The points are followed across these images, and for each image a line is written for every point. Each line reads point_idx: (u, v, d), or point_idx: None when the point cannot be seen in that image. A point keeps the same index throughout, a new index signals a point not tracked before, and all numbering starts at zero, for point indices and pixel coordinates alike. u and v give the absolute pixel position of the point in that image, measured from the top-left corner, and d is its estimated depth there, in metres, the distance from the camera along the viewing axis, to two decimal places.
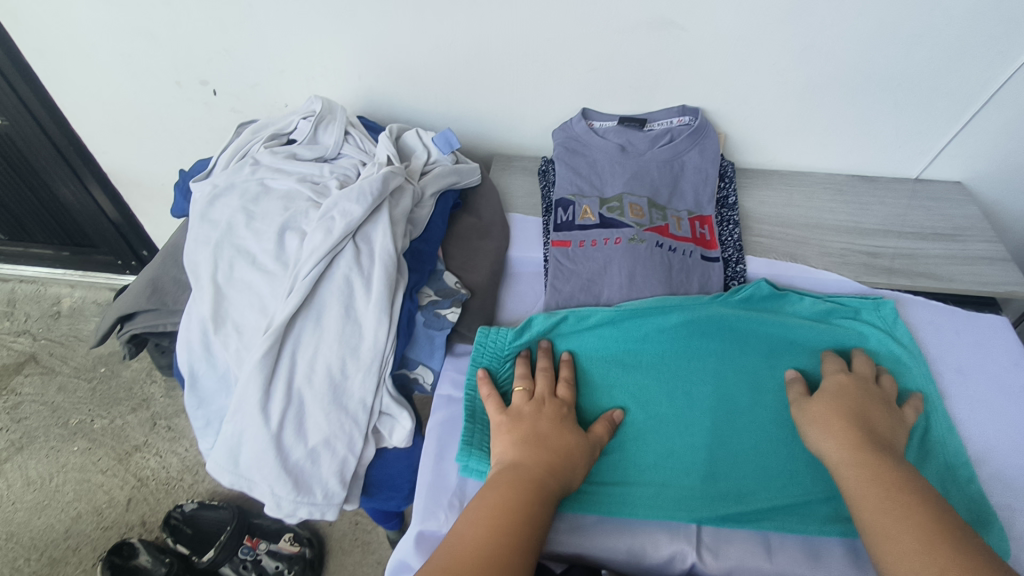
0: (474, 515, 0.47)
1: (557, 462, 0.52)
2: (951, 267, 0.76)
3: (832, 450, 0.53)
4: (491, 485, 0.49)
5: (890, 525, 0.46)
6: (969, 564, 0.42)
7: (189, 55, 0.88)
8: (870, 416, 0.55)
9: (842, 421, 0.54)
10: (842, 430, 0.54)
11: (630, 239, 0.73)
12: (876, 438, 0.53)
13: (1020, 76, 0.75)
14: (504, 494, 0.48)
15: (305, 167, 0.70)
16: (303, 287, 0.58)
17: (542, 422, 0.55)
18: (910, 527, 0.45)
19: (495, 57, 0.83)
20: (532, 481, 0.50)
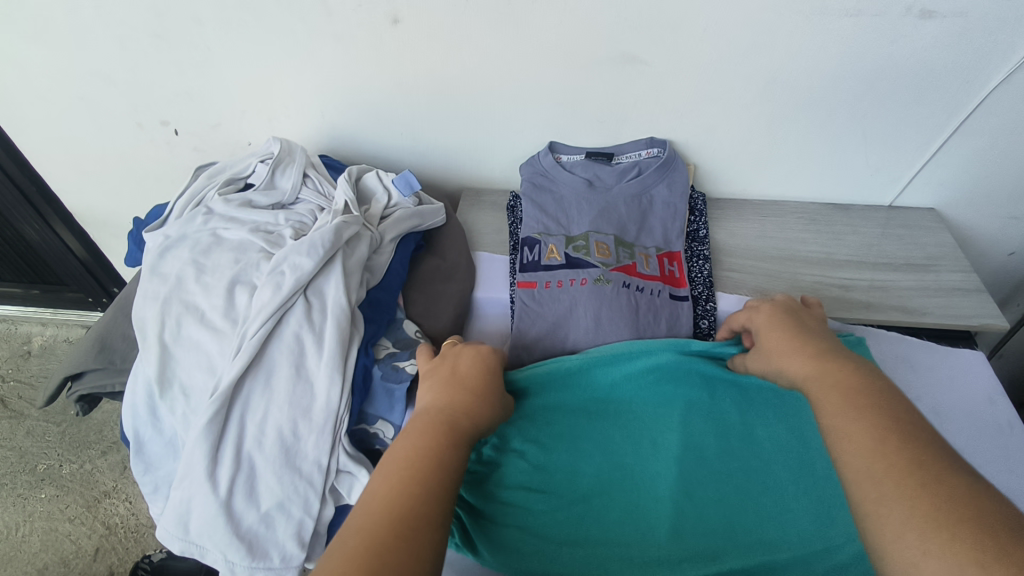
0: (388, 465, 0.42)
1: (469, 406, 0.49)
2: (924, 300, 0.75)
3: (798, 371, 0.49)
4: (409, 431, 0.46)
5: (851, 424, 0.42)
6: (932, 460, 0.38)
7: (147, 96, 0.86)
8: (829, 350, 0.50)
9: (805, 354, 0.50)
10: (803, 356, 0.50)
11: (596, 280, 0.71)
12: (825, 347, 0.50)
13: (989, 105, 0.74)
14: (417, 447, 0.44)
15: (259, 215, 0.68)
16: (250, 347, 0.56)
17: (463, 361, 0.54)
18: (868, 426, 0.41)
19: (458, 94, 0.81)
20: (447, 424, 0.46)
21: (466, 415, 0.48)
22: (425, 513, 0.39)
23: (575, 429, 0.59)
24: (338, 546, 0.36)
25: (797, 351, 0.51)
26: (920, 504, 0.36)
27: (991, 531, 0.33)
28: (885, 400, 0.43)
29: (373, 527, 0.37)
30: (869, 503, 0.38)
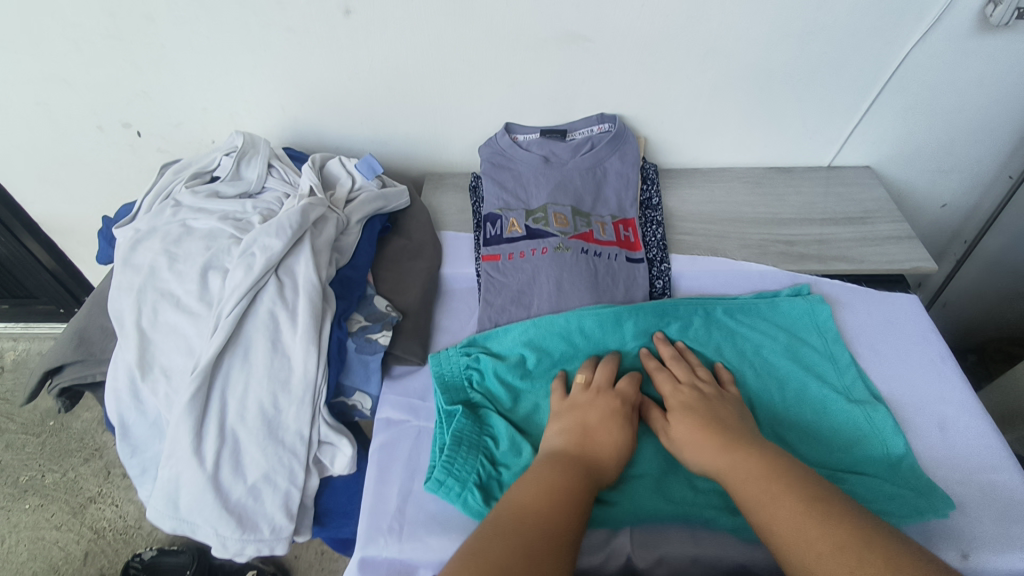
0: (531, 485, 0.49)
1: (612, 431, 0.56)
2: (861, 249, 0.80)
3: (707, 463, 0.53)
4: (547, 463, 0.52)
5: (772, 507, 0.46)
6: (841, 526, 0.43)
7: (109, 99, 0.88)
8: (726, 419, 0.57)
9: (787, 497, 0.46)
10: (715, 448, 0.54)
11: (556, 248, 0.75)
12: (733, 432, 0.55)
13: (907, 66, 0.80)
14: (549, 482, 0.49)
15: (226, 204, 0.71)
16: (227, 325, 0.59)
17: (590, 413, 0.58)
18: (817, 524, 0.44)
19: (414, 80, 0.85)
20: (586, 462, 0.53)
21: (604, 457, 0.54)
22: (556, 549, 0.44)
23: None
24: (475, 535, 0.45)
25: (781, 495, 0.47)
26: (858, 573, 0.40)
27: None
28: (810, 487, 0.47)
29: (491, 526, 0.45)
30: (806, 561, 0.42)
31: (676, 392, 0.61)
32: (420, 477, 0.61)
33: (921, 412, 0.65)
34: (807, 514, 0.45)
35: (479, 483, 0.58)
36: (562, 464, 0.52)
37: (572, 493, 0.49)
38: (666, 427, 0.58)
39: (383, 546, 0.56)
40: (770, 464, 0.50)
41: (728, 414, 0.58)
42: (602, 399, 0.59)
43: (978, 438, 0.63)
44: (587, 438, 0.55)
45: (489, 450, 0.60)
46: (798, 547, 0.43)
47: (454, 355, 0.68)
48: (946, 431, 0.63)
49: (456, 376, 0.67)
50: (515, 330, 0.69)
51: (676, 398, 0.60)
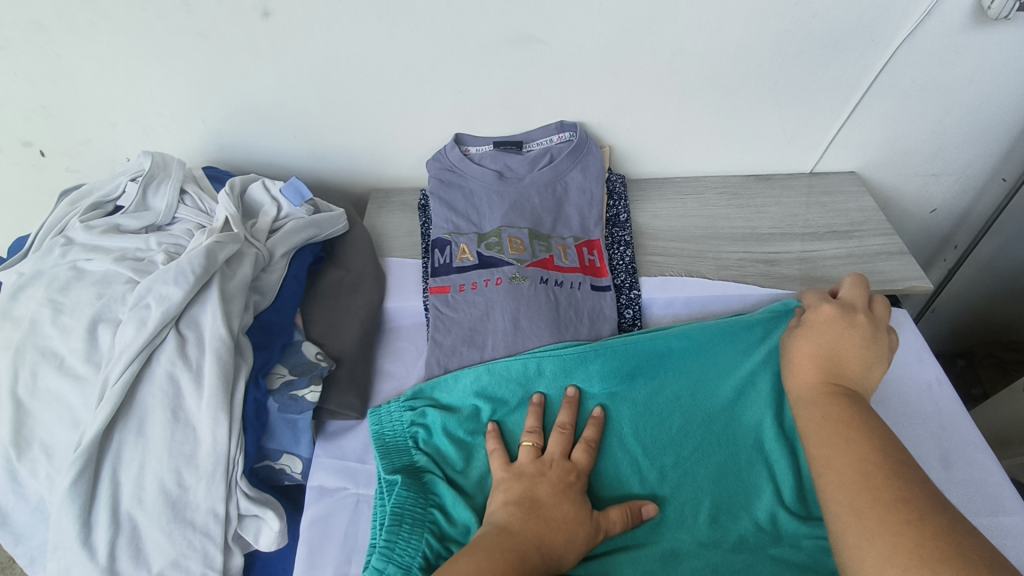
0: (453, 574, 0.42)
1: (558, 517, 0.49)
2: (849, 268, 0.73)
3: (801, 389, 0.52)
4: (475, 546, 0.45)
5: (834, 458, 0.44)
6: (906, 493, 0.39)
7: (1, 115, 0.77)
8: (859, 356, 0.52)
9: (853, 449, 0.44)
10: (810, 373, 0.52)
11: (512, 279, 0.66)
12: (843, 375, 0.51)
13: (894, 65, 0.73)
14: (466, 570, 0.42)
15: (126, 242, 0.61)
16: (115, 393, 0.50)
17: (539, 485, 0.51)
18: (851, 463, 0.43)
19: (350, 89, 0.75)
20: (516, 552, 0.45)
21: (540, 547, 0.46)
22: None
23: None
24: None
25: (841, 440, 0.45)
26: (903, 545, 0.36)
27: (914, 541, 0.36)
28: (881, 444, 0.44)
29: None
30: (851, 539, 0.39)
31: (819, 305, 0.57)
32: (358, 557, 0.53)
33: (921, 447, 0.58)
34: (869, 472, 0.41)
35: (425, 567, 0.50)
36: (487, 551, 0.44)
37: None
38: (794, 339, 0.56)
39: None
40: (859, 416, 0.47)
41: (859, 348, 0.52)
42: (547, 475, 0.52)
43: (983, 476, 0.56)
44: (523, 521, 0.48)
45: (438, 524, 0.53)
46: (842, 491, 0.41)
47: (396, 411, 0.60)
48: (952, 471, 0.56)
49: (399, 437, 0.59)
50: (464, 377, 0.60)
51: (819, 312, 0.56)
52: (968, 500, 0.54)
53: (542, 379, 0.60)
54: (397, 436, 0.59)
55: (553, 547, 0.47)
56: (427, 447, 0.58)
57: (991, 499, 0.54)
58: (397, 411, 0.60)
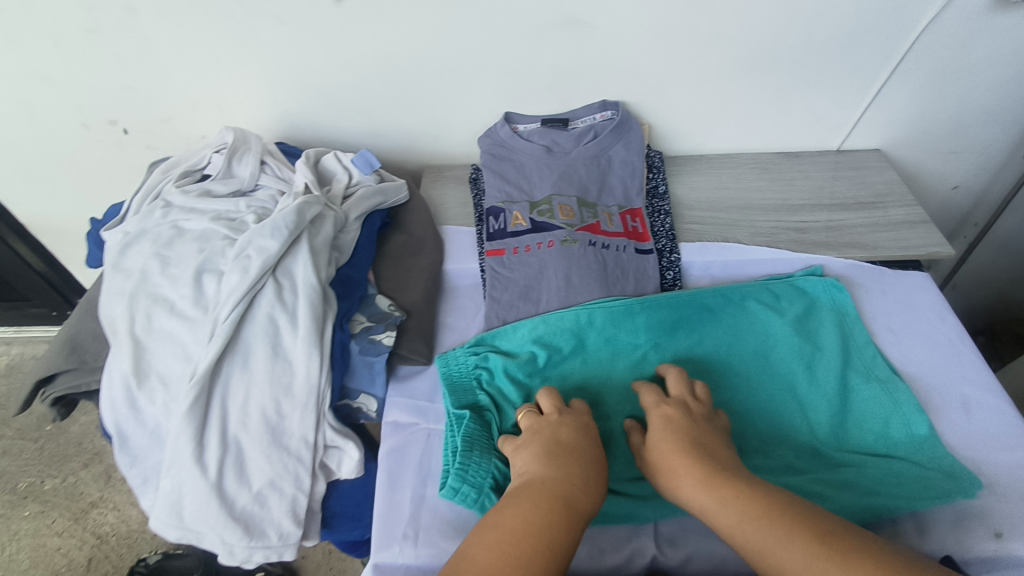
0: (492, 537, 0.42)
1: (581, 470, 0.48)
2: (875, 235, 0.78)
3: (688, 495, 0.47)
4: (513, 502, 0.44)
5: (776, 551, 0.40)
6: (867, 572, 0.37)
7: (93, 96, 0.85)
8: (711, 442, 0.51)
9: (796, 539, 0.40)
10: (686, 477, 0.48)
11: (563, 241, 0.72)
12: (706, 464, 0.48)
13: (919, 46, 0.78)
14: (513, 516, 0.43)
15: (219, 204, 0.68)
16: (225, 330, 0.57)
17: (562, 432, 0.52)
18: (798, 551, 0.40)
19: (410, 70, 0.82)
20: (561, 500, 0.44)
21: (580, 487, 0.46)
22: None
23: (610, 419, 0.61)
24: None
25: (777, 532, 0.41)
26: None
27: None
28: (810, 526, 0.41)
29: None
30: None
31: (657, 409, 0.55)
32: (433, 481, 0.60)
33: (942, 391, 0.63)
34: (824, 558, 0.39)
35: (496, 487, 0.56)
36: (533, 505, 0.44)
37: (550, 538, 0.41)
38: (647, 450, 0.52)
39: (399, 554, 0.55)
40: (726, 472, 0.47)
41: (704, 435, 0.51)
42: (558, 435, 0.51)
43: (1002, 418, 0.60)
44: (551, 471, 0.47)
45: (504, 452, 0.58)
46: None
47: (461, 356, 0.66)
48: (971, 413, 0.61)
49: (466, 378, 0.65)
50: (523, 327, 0.67)
51: (660, 415, 0.54)
52: (986, 437, 0.59)
53: (596, 328, 0.66)
54: (461, 378, 0.65)
55: (585, 490, 0.46)
56: (490, 388, 0.63)
57: (1006, 435, 0.59)
58: (461, 356, 0.66)
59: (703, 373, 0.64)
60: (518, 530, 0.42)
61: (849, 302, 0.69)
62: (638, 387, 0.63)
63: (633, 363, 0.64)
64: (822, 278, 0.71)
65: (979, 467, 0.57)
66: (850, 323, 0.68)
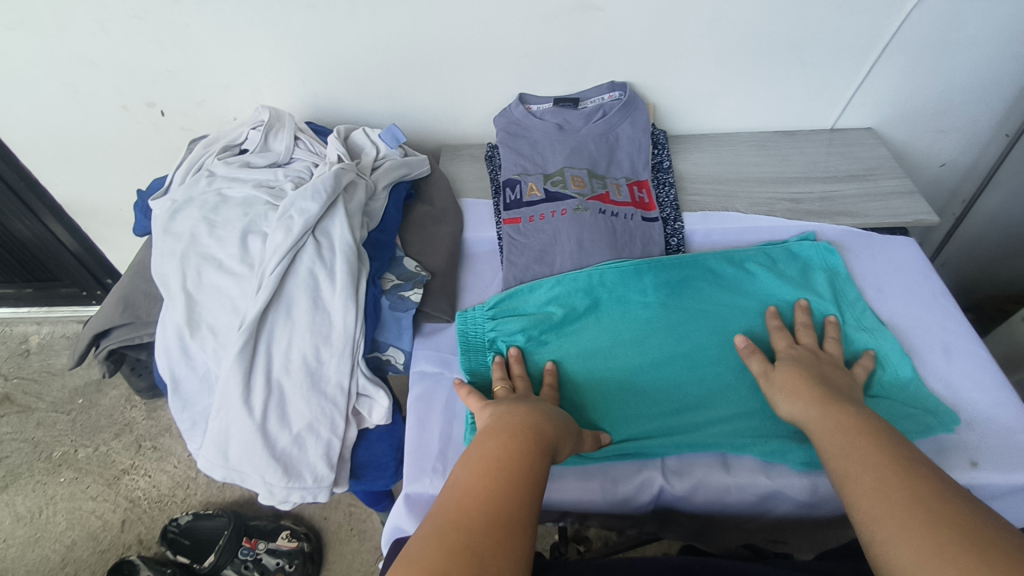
0: (473, 462, 0.45)
1: (550, 421, 0.52)
2: (866, 204, 0.83)
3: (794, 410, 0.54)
4: (489, 434, 0.48)
5: (852, 452, 0.47)
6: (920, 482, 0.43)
7: (133, 79, 0.90)
8: (831, 379, 0.58)
9: (871, 450, 0.46)
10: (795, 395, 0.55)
11: (575, 210, 0.78)
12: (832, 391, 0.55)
13: (907, 27, 0.83)
14: (485, 447, 0.46)
15: (259, 174, 0.74)
16: (271, 282, 0.62)
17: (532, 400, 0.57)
18: (869, 457, 0.46)
19: (430, 53, 0.87)
20: (523, 429, 0.49)
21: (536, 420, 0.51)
22: (524, 506, 0.41)
23: (617, 372, 0.66)
24: (444, 502, 0.42)
25: (850, 441, 0.48)
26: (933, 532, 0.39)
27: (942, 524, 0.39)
28: (887, 442, 0.47)
29: (459, 506, 0.41)
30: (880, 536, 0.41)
31: (793, 347, 0.62)
32: (458, 422, 0.65)
33: (925, 342, 0.69)
34: (887, 465, 0.44)
35: None
36: (497, 437, 0.47)
37: (525, 460, 0.45)
38: (767, 373, 0.60)
39: (428, 485, 0.61)
40: (838, 399, 0.53)
41: (835, 374, 0.58)
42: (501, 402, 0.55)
43: (979, 363, 0.66)
44: (506, 414, 0.51)
45: None
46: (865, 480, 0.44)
47: (479, 318, 0.71)
48: (952, 360, 0.67)
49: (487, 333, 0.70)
50: (539, 288, 0.72)
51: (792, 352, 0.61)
52: (965, 380, 0.65)
53: (606, 289, 0.72)
54: (478, 337, 0.69)
55: (542, 424, 0.51)
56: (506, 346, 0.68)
57: (983, 379, 0.65)
58: (478, 317, 0.71)
59: (706, 327, 0.69)
60: (494, 456, 0.45)
61: (840, 263, 0.75)
62: (645, 340, 0.68)
63: (642, 318, 0.70)
64: (815, 243, 0.77)
65: (959, 406, 0.63)
66: (842, 284, 0.73)
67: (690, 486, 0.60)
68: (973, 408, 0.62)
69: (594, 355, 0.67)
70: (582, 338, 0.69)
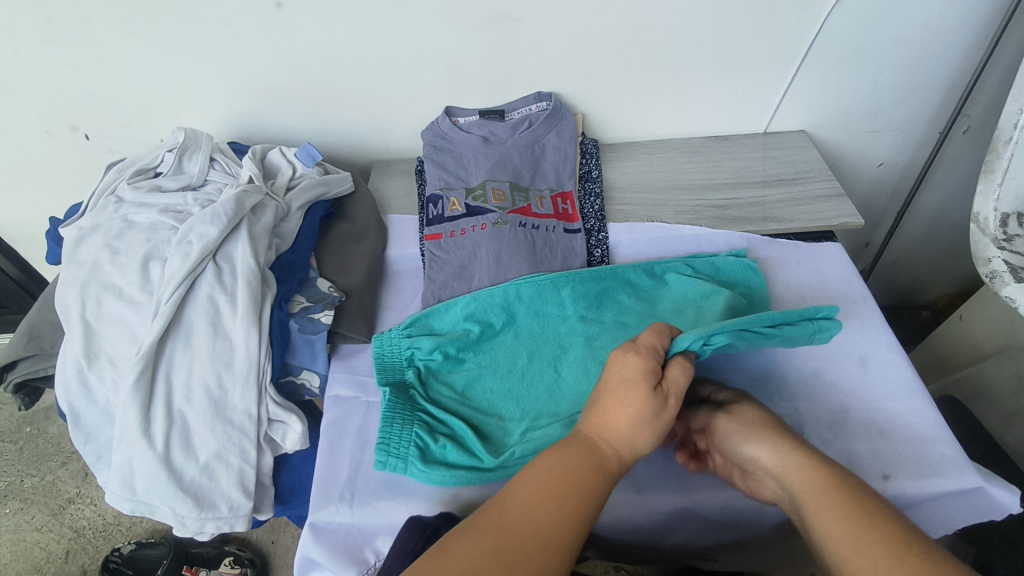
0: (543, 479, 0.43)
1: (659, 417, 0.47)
2: (793, 208, 0.83)
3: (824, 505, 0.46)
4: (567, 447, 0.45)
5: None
6: None
7: (53, 103, 0.89)
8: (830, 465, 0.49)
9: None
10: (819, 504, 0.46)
11: (495, 224, 0.77)
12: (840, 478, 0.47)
13: (828, 30, 0.83)
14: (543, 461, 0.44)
15: (167, 198, 0.72)
16: (166, 310, 0.61)
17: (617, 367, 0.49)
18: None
19: (352, 69, 0.86)
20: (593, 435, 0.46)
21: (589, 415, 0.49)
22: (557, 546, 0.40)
23: (532, 389, 0.64)
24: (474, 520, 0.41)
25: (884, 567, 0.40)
26: None
27: None
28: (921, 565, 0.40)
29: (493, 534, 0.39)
30: None
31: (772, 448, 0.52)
32: (370, 447, 0.63)
33: (844, 349, 0.68)
34: None
35: (419, 455, 0.59)
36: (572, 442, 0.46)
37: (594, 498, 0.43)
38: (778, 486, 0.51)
39: (334, 514, 0.59)
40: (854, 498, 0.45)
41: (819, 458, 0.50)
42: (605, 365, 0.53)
43: (896, 370, 0.65)
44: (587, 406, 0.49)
45: (426, 421, 0.61)
46: None
47: (396, 336, 0.69)
48: (870, 367, 0.66)
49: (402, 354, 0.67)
50: (457, 305, 0.70)
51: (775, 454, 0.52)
52: (880, 387, 0.64)
53: (524, 304, 0.70)
54: (392, 357, 0.67)
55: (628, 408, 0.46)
56: (421, 366, 0.66)
57: (899, 385, 0.64)
58: (395, 335, 0.69)
59: (623, 341, 0.66)
60: (560, 476, 0.43)
61: (761, 284, 0.73)
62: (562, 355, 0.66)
63: (560, 333, 0.68)
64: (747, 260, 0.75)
65: (875, 415, 0.61)
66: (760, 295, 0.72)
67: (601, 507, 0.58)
68: (888, 415, 0.61)
69: (511, 372, 0.66)
70: (499, 357, 0.67)
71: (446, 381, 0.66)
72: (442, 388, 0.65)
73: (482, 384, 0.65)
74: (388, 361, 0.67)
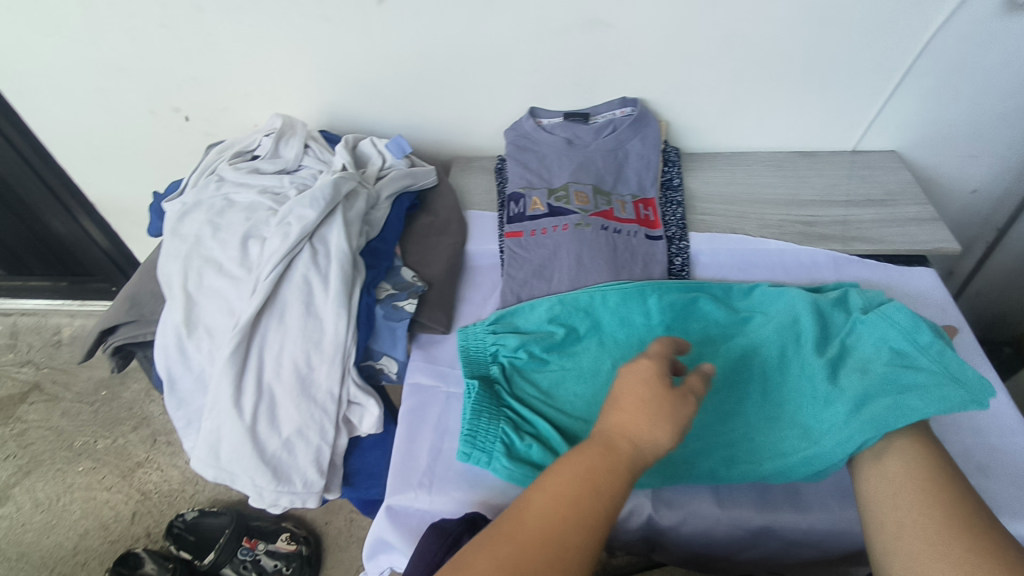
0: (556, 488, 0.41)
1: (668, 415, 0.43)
2: (883, 230, 0.80)
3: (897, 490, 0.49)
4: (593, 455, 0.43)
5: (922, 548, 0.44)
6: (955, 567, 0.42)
7: (159, 85, 0.94)
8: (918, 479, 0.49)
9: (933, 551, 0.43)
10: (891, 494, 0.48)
11: (577, 225, 0.77)
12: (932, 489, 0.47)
13: (933, 48, 0.80)
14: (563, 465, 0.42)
15: (265, 180, 0.75)
16: (265, 287, 0.63)
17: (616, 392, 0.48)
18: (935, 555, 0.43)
19: (443, 66, 0.88)
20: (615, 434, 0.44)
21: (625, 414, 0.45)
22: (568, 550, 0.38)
23: (616, 398, 0.64)
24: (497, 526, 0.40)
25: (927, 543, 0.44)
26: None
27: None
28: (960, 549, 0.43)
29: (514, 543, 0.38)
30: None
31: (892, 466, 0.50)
32: (450, 436, 0.64)
33: None
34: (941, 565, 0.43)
35: (505, 450, 0.59)
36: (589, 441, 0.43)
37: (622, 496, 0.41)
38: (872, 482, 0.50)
39: (413, 499, 0.60)
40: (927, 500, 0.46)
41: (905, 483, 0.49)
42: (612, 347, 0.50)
43: (995, 406, 0.62)
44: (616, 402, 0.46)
45: (511, 418, 0.62)
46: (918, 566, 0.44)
47: (480, 332, 0.70)
48: (966, 401, 0.63)
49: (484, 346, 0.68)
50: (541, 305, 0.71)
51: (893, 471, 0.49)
52: (977, 422, 0.61)
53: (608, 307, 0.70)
54: (477, 352, 0.69)
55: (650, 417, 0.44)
56: (505, 363, 0.67)
57: (998, 422, 0.61)
58: (479, 330, 0.70)
59: (711, 353, 0.65)
60: (575, 480, 0.41)
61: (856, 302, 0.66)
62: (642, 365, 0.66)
63: (643, 342, 0.67)
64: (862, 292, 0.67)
65: (971, 451, 0.59)
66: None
67: (679, 518, 0.58)
68: (985, 452, 0.59)
69: (595, 377, 0.65)
70: (583, 361, 0.67)
71: (530, 380, 0.66)
72: (525, 386, 0.65)
73: (565, 386, 0.65)
74: (473, 356, 0.69)
